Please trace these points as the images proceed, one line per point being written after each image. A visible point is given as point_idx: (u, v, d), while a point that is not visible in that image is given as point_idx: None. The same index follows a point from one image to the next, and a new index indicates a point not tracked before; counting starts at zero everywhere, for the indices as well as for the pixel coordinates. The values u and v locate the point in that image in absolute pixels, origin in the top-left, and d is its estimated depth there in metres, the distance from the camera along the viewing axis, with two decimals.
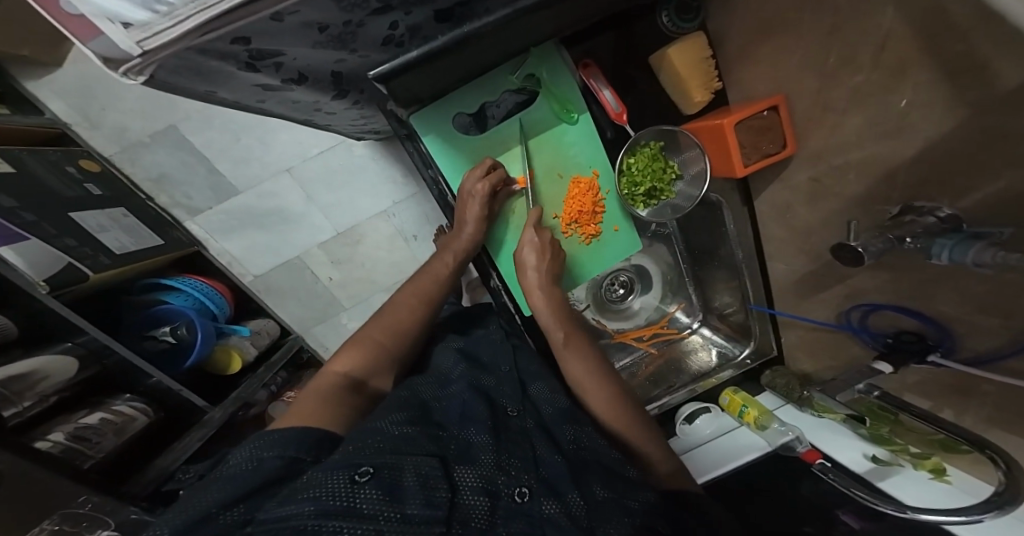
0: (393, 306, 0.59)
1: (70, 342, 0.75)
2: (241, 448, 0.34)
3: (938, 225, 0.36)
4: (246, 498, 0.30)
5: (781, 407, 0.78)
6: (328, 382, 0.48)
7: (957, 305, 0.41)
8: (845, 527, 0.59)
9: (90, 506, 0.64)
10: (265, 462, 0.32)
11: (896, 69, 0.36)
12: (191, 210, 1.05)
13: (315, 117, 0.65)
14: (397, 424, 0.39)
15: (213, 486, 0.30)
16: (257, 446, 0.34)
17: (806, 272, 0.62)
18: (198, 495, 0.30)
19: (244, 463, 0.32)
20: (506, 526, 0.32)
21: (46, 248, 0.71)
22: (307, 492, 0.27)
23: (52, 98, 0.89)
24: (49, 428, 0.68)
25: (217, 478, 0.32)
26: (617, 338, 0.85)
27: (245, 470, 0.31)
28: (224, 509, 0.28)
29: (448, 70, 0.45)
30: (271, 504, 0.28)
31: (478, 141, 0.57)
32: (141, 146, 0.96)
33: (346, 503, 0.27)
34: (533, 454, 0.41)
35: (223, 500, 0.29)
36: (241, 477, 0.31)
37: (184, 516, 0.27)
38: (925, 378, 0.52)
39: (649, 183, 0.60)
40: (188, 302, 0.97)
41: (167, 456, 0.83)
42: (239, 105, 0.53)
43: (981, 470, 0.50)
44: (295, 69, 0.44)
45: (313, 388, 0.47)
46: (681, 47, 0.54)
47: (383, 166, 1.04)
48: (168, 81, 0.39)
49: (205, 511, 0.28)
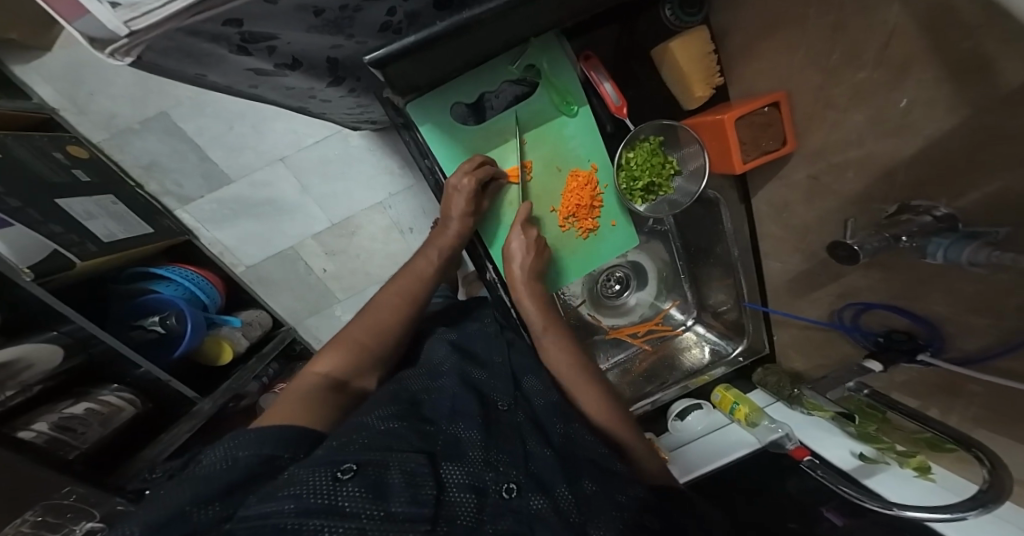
0: (378, 303, 0.58)
1: (54, 331, 0.73)
2: (213, 448, 0.33)
3: (935, 224, 0.36)
4: (222, 496, 0.29)
5: (771, 404, 0.78)
6: (308, 382, 0.48)
7: (949, 305, 0.41)
8: (828, 523, 0.62)
9: (74, 498, 0.63)
10: (240, 461, 0.31)
11: (900, 67, 0.35)
12: (182, 199, 1.03)
13: (310, 105, 0.64)
14: (384, 420, 0.39)
15: (194, 485, 0.29)
16: (232, 443, 0.33)
17: (801, 270, 0.62)
18: (172, 494, 0.28)
19: (217, 462, 0.31)
20: (495, 522, 0.32)
21: (31, 234, 0.69)
22: (288, 489, 0.26)
23: (38, 82, 0.87)
24: (31, 418, 0.67)
25: (189, 478, 0.30)
26: (611, 334, 0.85)
27: (219, 470, 0.30)
28: (198, 508, 0.27)
29: (447, 57, 0.44)
30: (251, 502, 0.26)
31: (476, 131, 0.56)
32: (130, 133, 0.93)
33: (328, 501, 0.27)
34: (524, 450, 0.41)
35: (196, 498, 0.28)
36: (215, 476, 0.30)
37: (157, 514, 0.26)
38: (913, 377, 0.53)
39: (647, 178, 0.59)
40: (178, 291, 0.95)
41: (154, 449, 0.81)
42: (232, 90, 0.52)
43: (963, 468, 0.51)
44: (290, 53, 0.43)
45: (293, 389, 0.47)
46: (684, 40, 0.54)
47: (379, 157, 1.03)
48: (158, 63, 0.37)
49: (179, 509, 0.27)
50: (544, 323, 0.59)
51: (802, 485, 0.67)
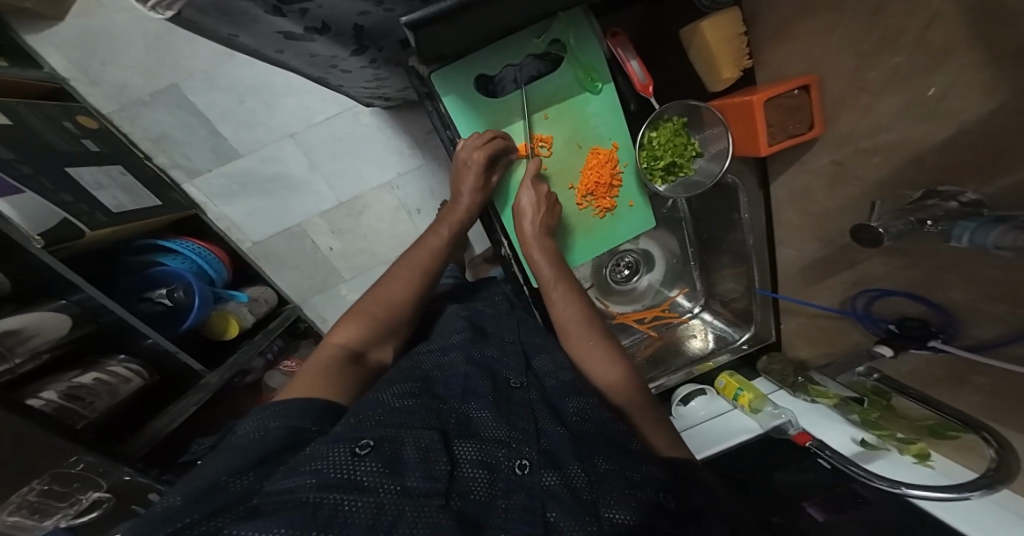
0: (389, 279, 0.58)
1: (65, 300, 0.74)
2: (246, 420, 0.35)
3: (960, 209, 0.37)
4: (255, 467, 0.29)
5: (775, 392, 0.81)
6: (328, 353, 0.48)
7: (968, 293, 0.42)
8: (808, 518, 0.63)
9: (81, 467, 0.63)
10: (271, 432, 0.33)
11: (939, 50, 0.35)
12: (191, 172, 1.02)
13: (331, 75, 0.64)
14: (399, 397, 0.40)
15: (228, 454, 0.30)
16: (263, 417, 0.34)
17: (816, 258, 0.63)
18: (212, 464, 0.30)
19: (251, 433, 0.33)
20: (508, 498, 0.33)
21: (42, 202, 0.68)
22: (309, 465, 0.27)
23: (51, 51, 0.86)
24: (41, 387, 0.67)
25: (224, 447, 0.32)
26: (618, 319, 0.86)
27: (251, 439, 0.32)
28: (232, 479, 0.27)
29: (478, 26, 0.43)
30: (276, 476, 0.27)
31: (501, 104, 0.55)
32: (141, 104, 0.93)
33: (347, 475, 0.27)
34: (535, 427, 0.42)
35: (232, 469, 0.28)
36: (249, 445, 0.31)
37: (195, 484, 0.27)
38: (918, 366, 0.54)
39: (669, 157, 0.60)
40: (185, 265, 0.95)
41: (161, 419, 0.81)
42: (257, 55, 0.52)
43: (966, 457, 0.53)
44: (320, 17, 0.42)
45: (314, 361, 0.47)
46: (715, 19, 0.53)
47: (391, 137, 1.02)
48: (192, 21, 0.37)
49: (214, 481, 0.27)
50: (555, 284, 0.59)
51: (787, 478, 0.71)
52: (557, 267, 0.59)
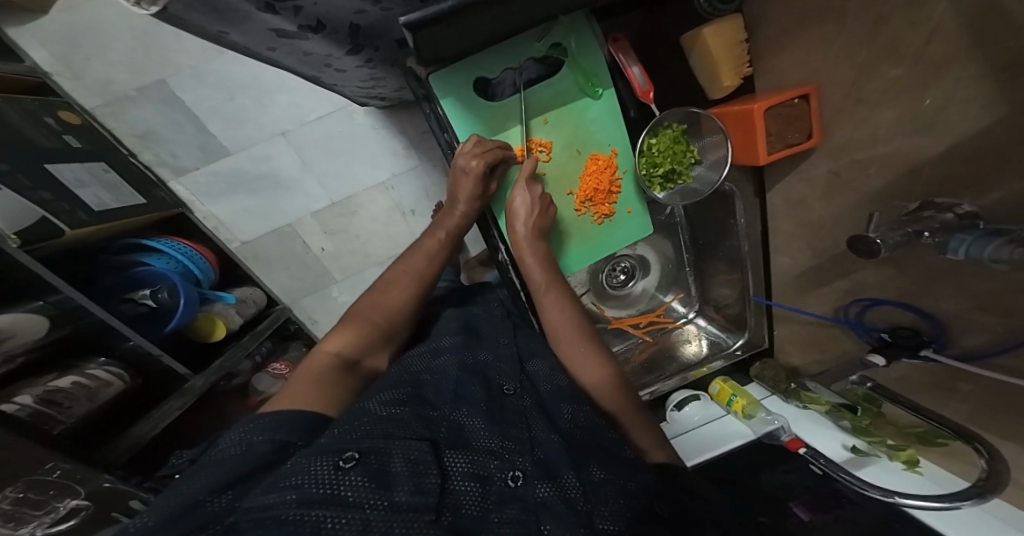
0: (387, 283, 0.57)
1: (41, 301, 0.69)
2: (231, 432, 0.34)
3: (956, 221, 0.37)
4: (236, 483, 0.28)
5: (768, 397, 0.81)
6: (321, 361, 0.47)
7: (959, 303, 0.42)
8: (795, 518, 0.64)
9: (58, 474, 0.60)
10: (256, 446, 0.31)
11: (938, 63, 0.35)
12: (177, 170, 0.99)
13: (324, 74, 0.62)
14: (386, 405, 0.39)
15: (211, 469, 0.29)
16: (248, 430, 0.33)
17: (809, 266, 0.64)
18: (193, 481, 0.28)
19: (234, 447, 0.31)
20: (500, 511, 0.32)
21: (19, 200, 0.66)
22: (289, 480, 0.26)
23: (32, 44, 0.83)
24: (14, 391, 0.64)
25: (205, 462, 0.31)
26: (613, 324, 0.85)
27: (235, 454, 0.31)
28: (211, 497, 0.26)
29: (479, 28, 0.42)
30: (255, 492, 0.26)
31: (500, 108, 0.55)
32: (127, 100, 0.90)
33: (329, 490, 0.26)
34: (531, 437, 0.41)
35: (212, 486, 0.27)
36: (231, 461, 0.30)
37: (172, 504, 0.26)
38: (906, 374, 0.55)
39: (669, 165, 0.60)
40: (170, 265, 0.92)
41: (143, 424, 0.79)
42: (248, 52, 0.50)
43: (955, 466, 0.54)
44: (314, 16, 0.41)
45: (306, 369, 0.46)
46: (716, 27, 0.53)
47: (385, 137, 1.01)
48: (180, 17, 0.36)
49: (193, 500, 0.26)
50: (545, 295, 0.59)
51: (776, 479, 0.71)
52: (547, 284, 0.59)
